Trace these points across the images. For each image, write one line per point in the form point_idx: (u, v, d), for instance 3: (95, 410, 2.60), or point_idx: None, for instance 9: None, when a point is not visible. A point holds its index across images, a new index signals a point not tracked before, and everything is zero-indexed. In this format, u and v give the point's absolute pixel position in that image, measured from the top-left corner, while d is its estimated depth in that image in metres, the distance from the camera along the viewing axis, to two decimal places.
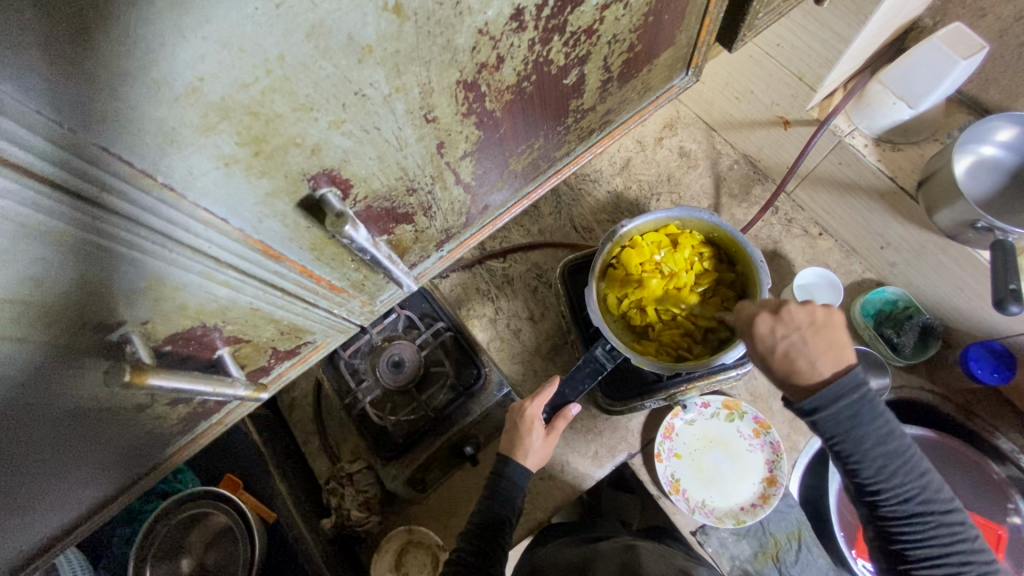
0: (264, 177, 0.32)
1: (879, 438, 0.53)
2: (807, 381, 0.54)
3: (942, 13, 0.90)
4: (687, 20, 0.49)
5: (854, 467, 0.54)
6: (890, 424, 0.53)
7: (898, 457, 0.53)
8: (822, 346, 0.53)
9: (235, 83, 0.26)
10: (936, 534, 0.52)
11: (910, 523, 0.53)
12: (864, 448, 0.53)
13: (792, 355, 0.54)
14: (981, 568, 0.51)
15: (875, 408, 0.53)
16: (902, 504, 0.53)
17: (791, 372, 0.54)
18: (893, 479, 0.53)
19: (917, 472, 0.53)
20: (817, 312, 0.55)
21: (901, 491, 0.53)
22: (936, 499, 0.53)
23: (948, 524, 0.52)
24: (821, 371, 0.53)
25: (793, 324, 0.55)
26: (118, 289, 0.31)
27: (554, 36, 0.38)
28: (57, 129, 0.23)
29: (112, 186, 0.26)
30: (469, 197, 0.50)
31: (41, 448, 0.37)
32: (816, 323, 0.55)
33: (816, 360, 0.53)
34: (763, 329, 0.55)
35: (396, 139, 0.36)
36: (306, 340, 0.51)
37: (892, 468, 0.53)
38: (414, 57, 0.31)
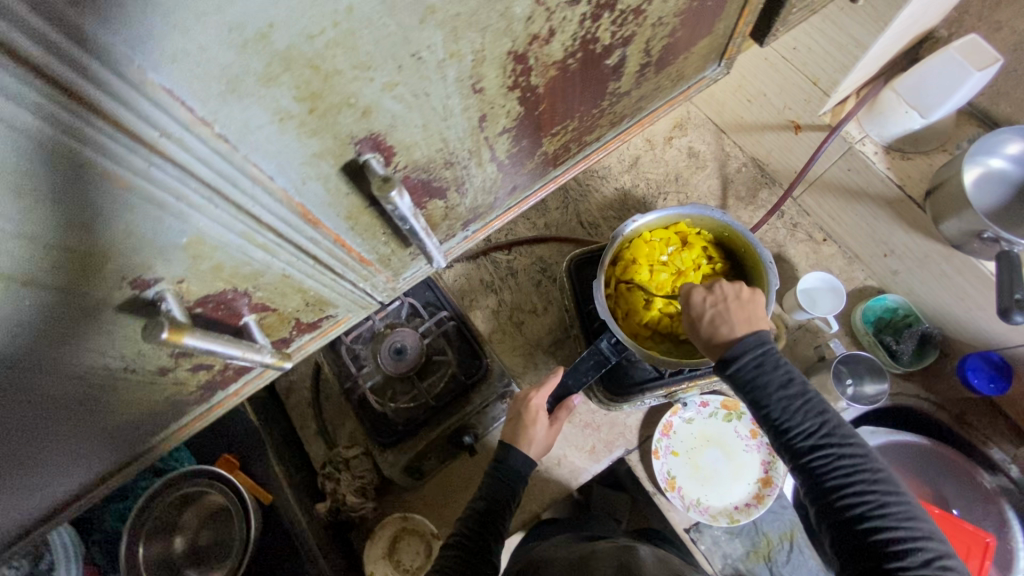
0: (315, 137, 0.31)
1: (780, 380, 0.56)
2: (724, 338, 0.59)
3: (958, 24, 0.91)
4: (727, 9, 0.49)
5: (764, 410, 0.57)
6: (790, 369, 0.57)
7: (798, 394, 0.56)
8: (740, 311, 0.60)
9: (302, 32, 0.25)
10: (842, 465, 0.53)
11: (818, 457, 0.54)
12: (768, 388, 0.56)
13: (715, 322, 0.61)
14: (890, 497, 0.51)
15: (776, 357, 0.58)
16: (808, 438, 0.55)
17: (713, 336, 0.60)
18: (796, 413, 0.55)
19: (817, 407, 0.56)
20: (744, 290, 0.62)
21: (806, 427, 0.55)
22: (839, 433, 0.54)
23: (854, 456, 0.53)
24: (737, 334, 0.59)
25: (721, 296, 0.62)
26: (160, 244, 0.31)
27: (604, 13, 0.38)
28: (130, 66, 0.23)
29: (172, 132, 0.26)
30: (500, 176, 0.49)
31: (68, 388, 0.37)
32: (743, 298, 0.62)
33: (734, 326, 0.59)
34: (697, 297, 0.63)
35: (442, 108, 0.36)
36: (329, 314, 0.50)
37: (795, 405, 0.56)
38: (472, 23, 0.31)
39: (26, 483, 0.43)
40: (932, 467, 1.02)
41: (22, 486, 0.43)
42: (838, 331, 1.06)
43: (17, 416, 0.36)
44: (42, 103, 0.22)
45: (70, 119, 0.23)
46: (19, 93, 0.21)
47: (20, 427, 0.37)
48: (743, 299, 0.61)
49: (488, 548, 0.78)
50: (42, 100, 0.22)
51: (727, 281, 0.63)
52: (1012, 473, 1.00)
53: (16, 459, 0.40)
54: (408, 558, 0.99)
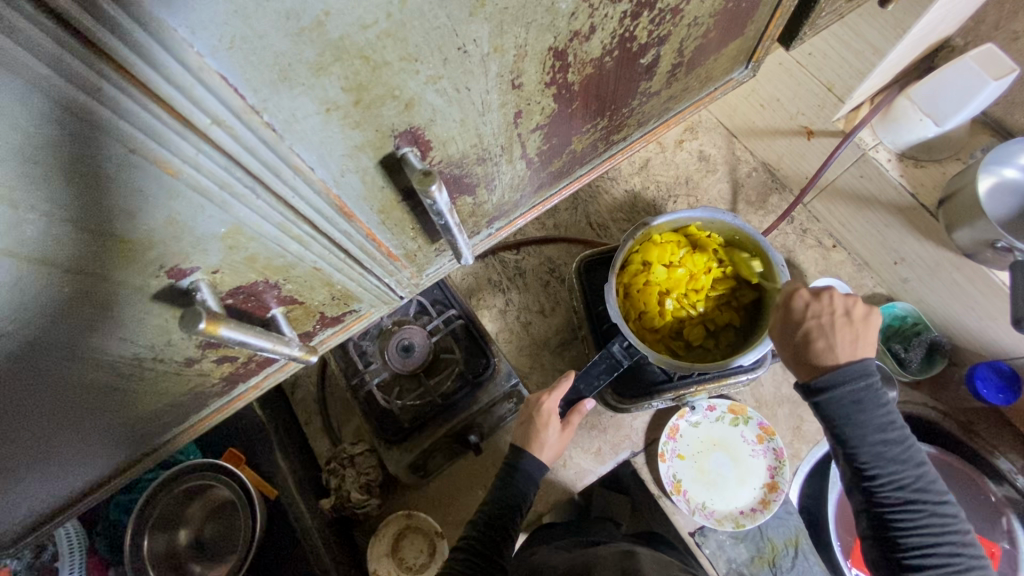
0: (357, 129, 0.31)
1: (879, 425, 0.55)
2: (825, 362, 0.56)
3: (972, 34, 0.90)
4: (758, 12, 0.49)
5: (856, 453, 0.56)
6: (890, 414, 0.56)
7: (896, 443, 0.55)
8: (848, 334, 0.56)
9: (357, 22, 0.25)
10: (930, 523, 0.54)
11: (907, 511, 0.54)
12: (867, 432, 0.55)
13: (814, 336, 0.58)
14: (969, 559, 0.53)
15: (880, 398, 0.56)
16: (898, 490, 0.55)
17: (809, 350, 0.57)
18: (890, 463, 0.55)
19: (910, 459, 0.55)
20: (855, 307, 0.58)
21: (896, 479, 0.55)
22: (930, 490, 0.55)
23: (941, 514, 0.54)
24: (839, 357, 0.56)
25: (826, 309, 0.58)
26: (199, 233, 0.30)
27: (643, 11, 0.38)
28: (188, 50, 0.22)
29: (222, 119, 0.25)
30: (528, 174, 0.49)
31: (98, 375, 0.37)
32: (850, 315, 0.58)
33: (837, 346, 0.56)
34: (799, 304, 0.59)
35: (481, 103, 0.36)
36: (352, 309, 0.50)
37: (891, 454, 0.55)
38: (518, 18, 0.31)
39: (48, 470, 0.43)
40: (939, 477, 1.02)
41: (44, 473, 0.43)
42: None
43: (43, 402, 0.36)
44: (101, 85, 0.22)
45: (127, 103, 0.23)
46: (80, 75, 0.21)
47: (45, 413, 0.37)
48: (850, 317, 0.57)
49: (498, 551, 0.78)
50: (101, 81, 0.22)
51: (839, 297, 0.58)
52: (1019, 483, 0.99)
53: (40, 445, 0.40)
54: (411, 556, 0.98)
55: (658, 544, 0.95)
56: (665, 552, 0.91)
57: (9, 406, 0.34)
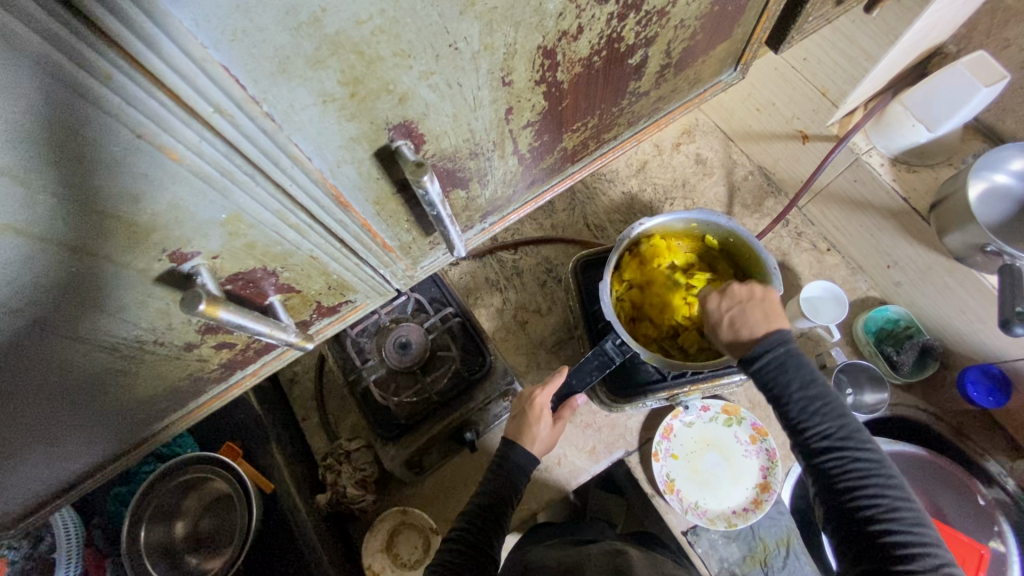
0: (353, 121, 0.32)
1: (801, 381, 0.57)
2: (747, 340, 0.60)
3: (965, 41, 0.92)
4: (746, 15, 0.50)
5: (781, 408, 0.57)
6: (810, 370, 0.57)
7: (817, 396, 0.56)
8: (757, 310, 0.60)
9: (351, 18, 0.27)
10: (856, 469, 0.53)
11: (833, 458, 0.54)
12: (786, 387, 0.57)
13: (734, 325, 0.61)
14: (903, 504, 0.52)
15: (799, 358, 0.58)
16: (824, 440, 0.55)
17: (735, 339, 0.61)
18: (814, 415, 0.56)
19: (833, 411, 0.56)
20: (756, 287, 0.62)
21: (822, 429, 0.55)
22: (856, 437, 0.55)
23: (870, 460, 0.54)
24: (758, 334, 0.59)
25: (734, 299, 0.63)
26: (200, 218, 0.32)
27: (630, 12, 0.39)
28: (193, 42, 0.24)
29: (224, 108, 0.27)
30: (521, 169, 0.51)
31: (100, 357, 0.39)
32: (755, 296, 0.62)
33: (752, 327, 0.60)
34: (711, 305, 0.63)
35: (473, 99, 0.37)
36: (348, 299, 0.51)
37: (814, 407, 0.56)
38: (507, 17, 0.33)
39: (50, 451, 0.45)
40: (929, 478, 1.02)
41: (46, 454, 0.45)
42: (839, 340, 1.07)
43: (46, 382, 0.37)
44: (112, 73, 0.23)
45: (135, 90, 0.24)
46: (91, 63, 0.23)
47: (48, 393, 0.38)
48: (757, 296, 0.61)
49: (490, 542, 0.79)
50: (111, 69, 0.23)
51: (739, 283, 0.63)
52: (1008, 486, 1.01)
53: (42, 426, 0.41)
54: (406, 552, 0.99)
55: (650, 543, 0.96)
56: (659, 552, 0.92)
57: (13, 384, 0.36)
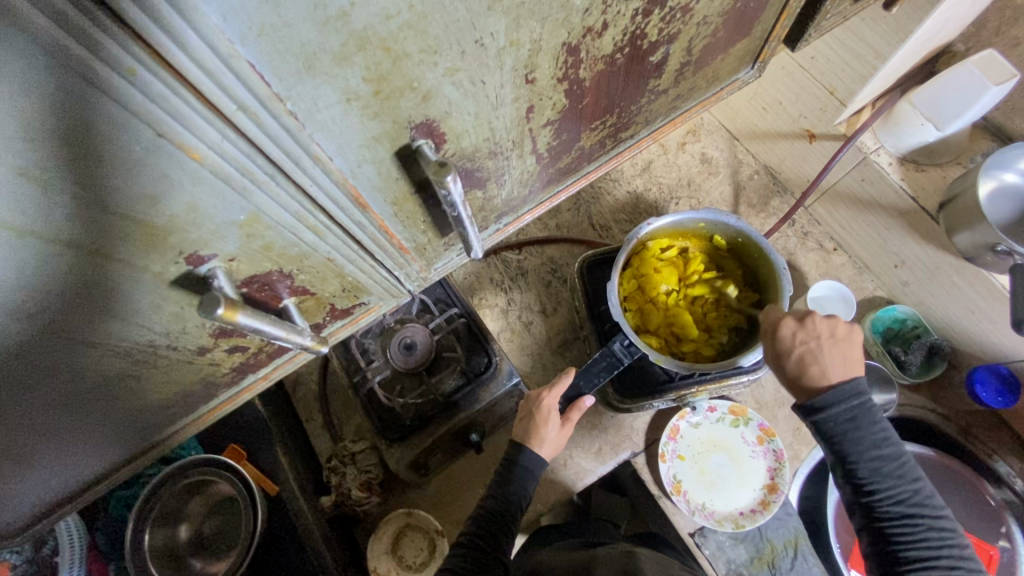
0: (376, 119, 0.31)
1: (874, 441, 0.56)
2: (818, 383, 0.57)
3: (975, 39, 0.91)
4: (766, 13, 0.49)
5: (852, 466, 0.57)
6: (884, 430, 0.57)
7: (891, 458, 0.56)
8: (836, 354, 0.57)
9: (380, 13, 0.26)
10: (927, 537, 0.54)
11: (904, 524, 0.55)
12: (860, 447, 0.56)
13: (805, 360, 0.58)
14: (972, 575, 0.53)
15: (873, 414, 0.57)
16: (895, 505, 0.56)
17: (803, 377, 0.58)
18: (888, 478, 0.56)
19: (907, 474, 0.56)
20: (840, 326, 0.59)
21: (895, 493, 0.56)
22: (927, 503, 0.56)
23: (940, 528, 0.55)
24: (831, 377, 0.57)
25: (814, 332, 0.59)
26: (219, 220, 0.31)
27: (655, 9, 0.38)
28: (220, 37, 0.23)
29: (249, 105, 0.26)
30: (538, 169, 0.50)
31: (113, 362, 0.38)
32: (835, 336, 0.59)
33: (827, 368, 0.57)
34: (787, 331, 0.59)
35: (495, 97, 0.36)
36: (361, 301, 0.51)
37: (887, 469, 0.56)
38: (534, 12, 0.32)
39: (58, 458, 0.44)
40: (939, 478, 1.01)
41: (54, 461, 0.43)
42: (847, 341, 1.06)
43: (57, 388, 0.36)
44: (137, 69, 0.22)
45: (159, 86, 0.23)
46: (115, 58, 0.22)
47: (58, 399, 0.37)
48: (835, 336, 0.58)
49: (499, 547, 0.79)
50: (136, 65, 0.22)
51: (822, 317, 0.59)
52: (1018, 487, 1.00)
53: (52, 433, 0.40)
54: (411, 555, 0.99)
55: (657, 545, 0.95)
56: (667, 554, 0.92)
57: (23, 390, 0.35)
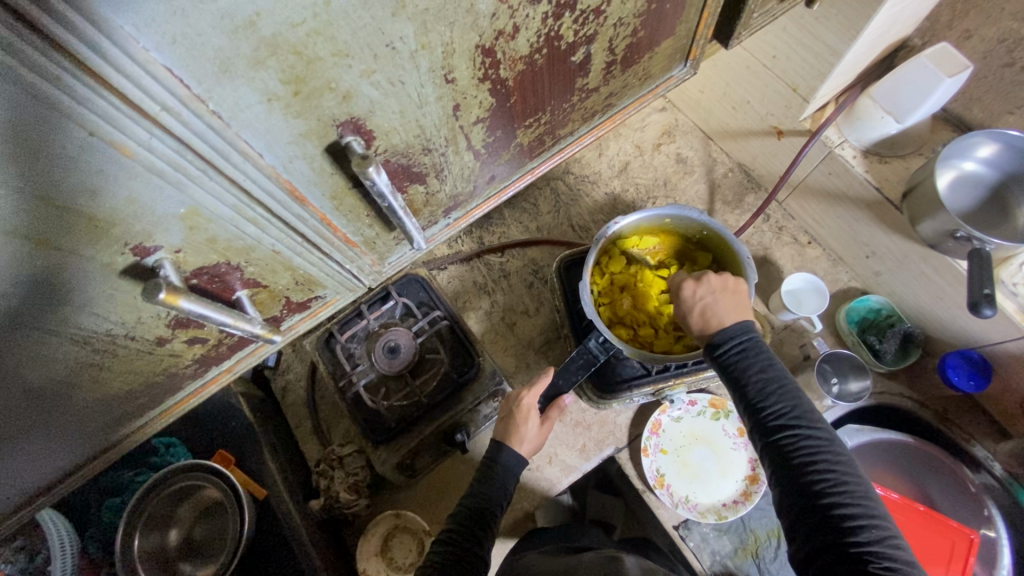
0: (299, 118, 0.35)
1: (759, 364, 0.59)
2: (715, 331, 0.62)
3: (931, 33, 0.95)
4: (688, 12, 0.53)
5: (741, 389, 0.59)
6: (769, 357, 0.60)
7: (775, 380, 0.58)
8: (729, 303, 0.63)
9: (286, 21, 0.29)
10: (808, 446, 0.54)
11: (784, 437, 0.55)
12: (746, 369, 0.59)
13: (706, 314, 0.63)
14: (851, 480, 0.52)
15: (759, 346, 0.60)
16: (779, 419, 0.56)
17: (704, 328, 0.63)
18: (772, 395, 0.57)
19: (789, 392, 0.57)
20: (729, 281, 0.65)
21: (778, 408, 0.57)
22: (808, 417, 0.56)
23: (820, 438, 0.54)
24: (725, 322, 0.62)
25: (709, 288, 0.64)
26: (157, 213, 0.34)
27: (565, 12, 0.42)
28: (136, 46, 0.26)
29: (171, 106, 0.29)
30: (478, 165, 0.53)
31: (74, 351, 0.41)
32: (728, 289, 0.64)
33: (723, 315, 0.62)
34: (686, 290, 0.65)
35: (418, 96, 0.40)
36: (317, 294, 0.54)
37: (771, 388, 0.58)
38: (440, 17, 0.35)
39: (29, 447, 0.46)
40: (920, 467, 1.03)
41: (26, 449, 0.46)
42: (821, 331, 1.09)
43: (19, 377, 0.39)
44: (61, 75, 0.26)
45: (82, 89, 0.27)
46: (42, 66, 0.25)
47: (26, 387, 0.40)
48: (729, 288, 0.64)
49: (477, 542, 0.80)
50: (60, 72, 0.26)
51: (715, 273, 0.65)
52: (996, 470, 1.02)
53: (24, 421, 0.43)
54: (401, 556, 1.01)
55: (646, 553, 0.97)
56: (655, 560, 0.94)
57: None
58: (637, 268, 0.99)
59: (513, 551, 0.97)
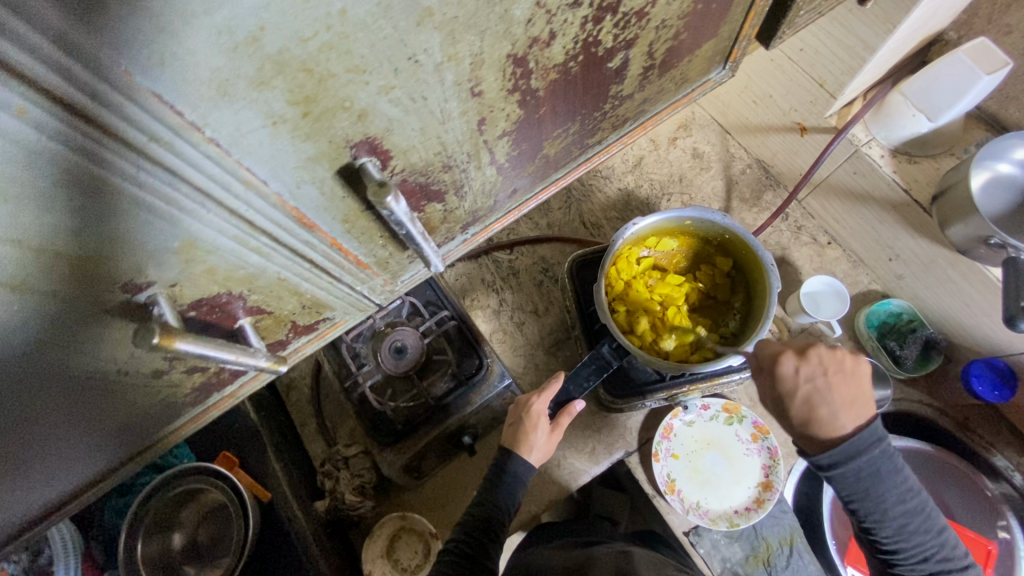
0: (309, 141, 0.31)
1: (897, 495, 0.58)
2: (826, 427, 0.57)
3: (965, 28, 0.89)
4: (732, 12, 0.48)
5: (873, 520, 0.59)
6: (906, 479, 0.58)
7: (913, 511, 0.58)
8: (842, 394, 0.57)
9: (295, 36, 0.25)
10: (939, 572, 0.59)
11: (915, 563, 0.60)
12: (884, 505, 0.58)
13: (813, 401, 0.58)
14: None
15: (892, 464, 0.58)
16: (911, 546, 0.59)
17: (810, 419, 0.58)
18: (907, 526, 0.59)
19: (924, 519, 0.59)
20: (843, 359, 0.59)
21: (914, 538, 0.59)
22: (939, 540, 0.60)
23: (949, 560, 0.59)
24: (842, 416, 0.57)
25: (819, 367, 0.59)
26: (151, 248, 0.30)
27: (605, 16, 0.37)
28: (117, 70, 0.22)
29: (161, 136, 0.25)
30: (500, 179, 0.49)
31: (67, 391, 0.37)
32: (843, 370, 0.59)
33: (836, 408, 0.57)
34: (789, 369, 0.58)
35: (440, 112, 0.36)
36: (325, 316, 0.49)
37: (909, 520, 0.58)
38: (470, 26, 0.31)
39: (16, 492, 0.42)
40: (933, 473, 0.99)
41: (15, 495, 0.42)
42: (843, 337, 1.04)
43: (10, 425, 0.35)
44: (28, 108, 0.22)
45: (56, 123, 0.23)
46: (7, 99, 0.21)
47: (21, 432, 0.36)
48: (842, 371, 0.58)
49: (486, 553, 0.77)
50: (27, 103, 0.22)
51: (825, 351, 0.59)
52: (1015, 480, 0.98)
53: (18, 464, 0.39)
54: (407, 557, 0.98)
55: (652, 542, 0.93)
56: (664, 552, 0.89)
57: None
58: (643, 264, 0.93)
59: (521, 546, 0.95)
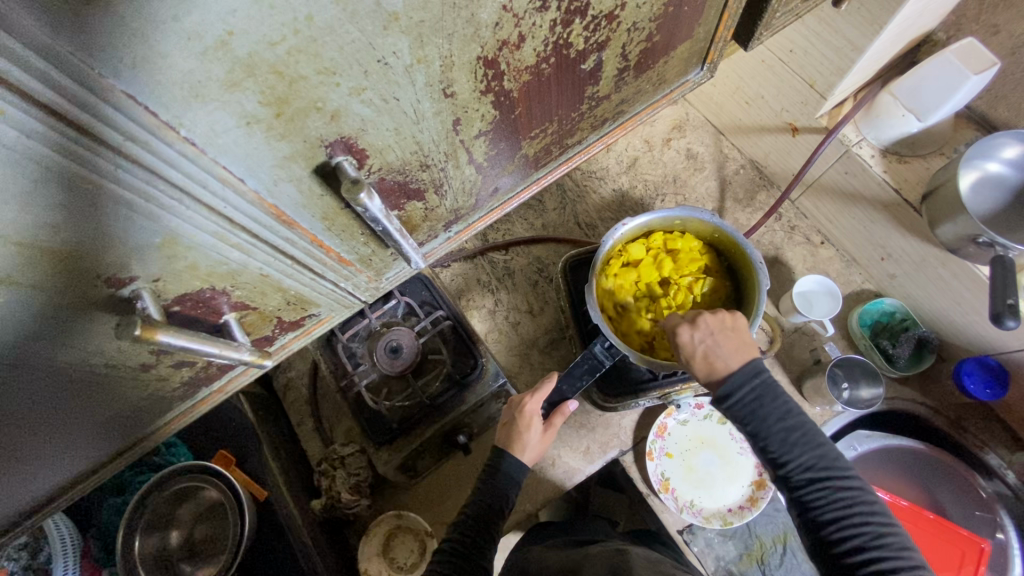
0: (284, 140, 0.32)
1: (778, 414, 0.56)
2: (722, 374, 0.58)
3: (955, 28, 0.89)
4: (707, 13, 0.49)
5: (761, 441, 0.57)
6: (787, 401, 0.57)
7: (797, 428, 0.56)
8: (728, 342, 0.59)
9: (262, 40, 0.26)
10: (840, 498, 0.53)
11: (815, 490, 0.54)
12: (766, 421, 0.56)
13: (708, 358, 0.59)
14: (885, 530, 0.51)
15: (774, 389, 0.58)
16: (806, 471, 0.55)
17: (710, 373, 0.59)
18: (791, 443, 0.56)
19: (813, 440, 0.56)
20: (726, 318, 0.61)
21: (804, 460, 0.55)
22: (837, 465, 0.55)
23: (852, 488, 0.54)
24: (732, 366, 0.58)
25: (707, 329, 0.60)
26: (131, 244, 0.32)
27: (575, 18, 0.38)
28: (91, 73, 0.24)
29: (138, 136, 0.27)
30: (480, 179, 0.50)
31: (57, 382, 0.38)
32: (726, 327, 0.60)
33: (727, 358, 0.58)
34: (683, 334, 0.60)
35: (414, 112, 0.37)
36: (311, 313, 0.51)
37: (794, 438, 0.56)
38: (438, 29, 0.32)
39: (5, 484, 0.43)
40: (926, 472, 1.00)
41: (6, 487, 0.43)
42: (834, 335, 1.04)
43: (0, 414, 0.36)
44: (10, 110, 0.23)
45: (36, 123, 0.24)
46: None
47: (10, 422, 0.37)
48: (727, 326, 0.60)
49: (482, 554, 0.77)
50: (8, 105, 0.23)
51: (709, 313, 0.61)
52: (1008, 479, 0.98)
53: (8, 456, 0.40)
54: (403, 556, 0.98)
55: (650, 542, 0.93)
56: (660, 551, 0.89)
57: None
58: (661, 241, 0.92)
59: (517, 545, 0.95)
